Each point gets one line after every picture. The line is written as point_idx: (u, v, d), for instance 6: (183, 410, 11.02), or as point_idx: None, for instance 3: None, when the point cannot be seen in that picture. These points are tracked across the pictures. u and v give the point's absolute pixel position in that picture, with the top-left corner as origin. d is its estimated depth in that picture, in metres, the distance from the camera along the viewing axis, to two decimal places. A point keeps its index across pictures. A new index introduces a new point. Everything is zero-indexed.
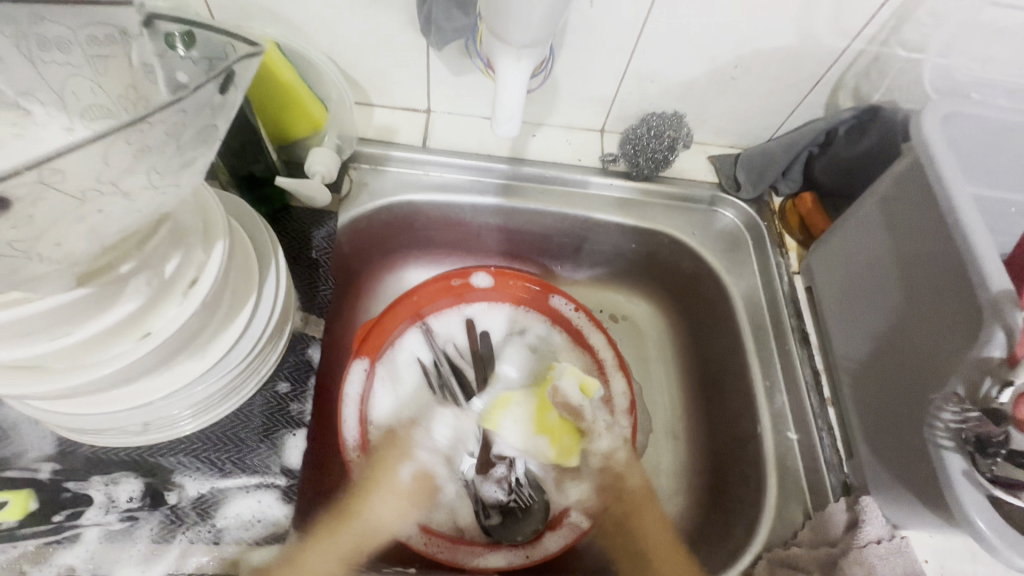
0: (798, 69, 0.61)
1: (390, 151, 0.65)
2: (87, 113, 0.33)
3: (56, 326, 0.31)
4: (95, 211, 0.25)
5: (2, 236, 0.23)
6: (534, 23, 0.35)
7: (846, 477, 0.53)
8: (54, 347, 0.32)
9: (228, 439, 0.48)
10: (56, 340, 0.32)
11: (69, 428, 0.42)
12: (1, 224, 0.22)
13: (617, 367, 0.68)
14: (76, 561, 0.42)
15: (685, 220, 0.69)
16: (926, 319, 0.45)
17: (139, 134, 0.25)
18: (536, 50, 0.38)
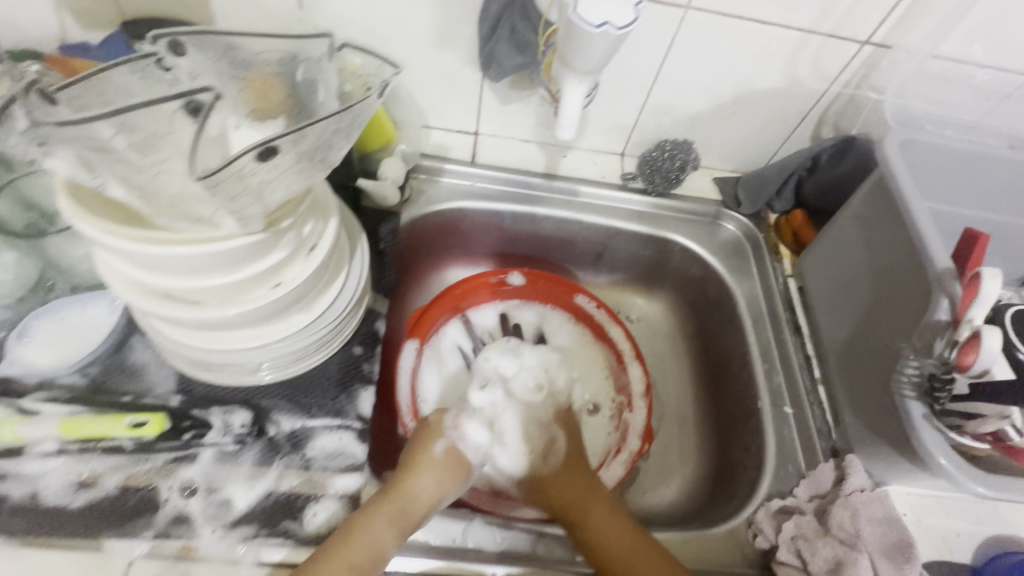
0: (788, 106, 0.74)
1: (445, 165, 0.77)
2: (256, 113, 0.45)
3: (230, 264, 0.42)
4: (299, 167, 0.36)
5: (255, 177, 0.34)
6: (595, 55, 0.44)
7: (834, 443, 0.62)
8: (224, 280, 0.43)
9: (315, 387, 0.57)
10: (225, 276, 0.43)
11: (200, 363, 0.52)
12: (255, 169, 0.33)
13: (634, 357, 0.78)
14: (195, 475, 0.50)
15: (695, 231, 0.81)
16: (897, 302, 0.55)
17: (338, 119, 0.36)
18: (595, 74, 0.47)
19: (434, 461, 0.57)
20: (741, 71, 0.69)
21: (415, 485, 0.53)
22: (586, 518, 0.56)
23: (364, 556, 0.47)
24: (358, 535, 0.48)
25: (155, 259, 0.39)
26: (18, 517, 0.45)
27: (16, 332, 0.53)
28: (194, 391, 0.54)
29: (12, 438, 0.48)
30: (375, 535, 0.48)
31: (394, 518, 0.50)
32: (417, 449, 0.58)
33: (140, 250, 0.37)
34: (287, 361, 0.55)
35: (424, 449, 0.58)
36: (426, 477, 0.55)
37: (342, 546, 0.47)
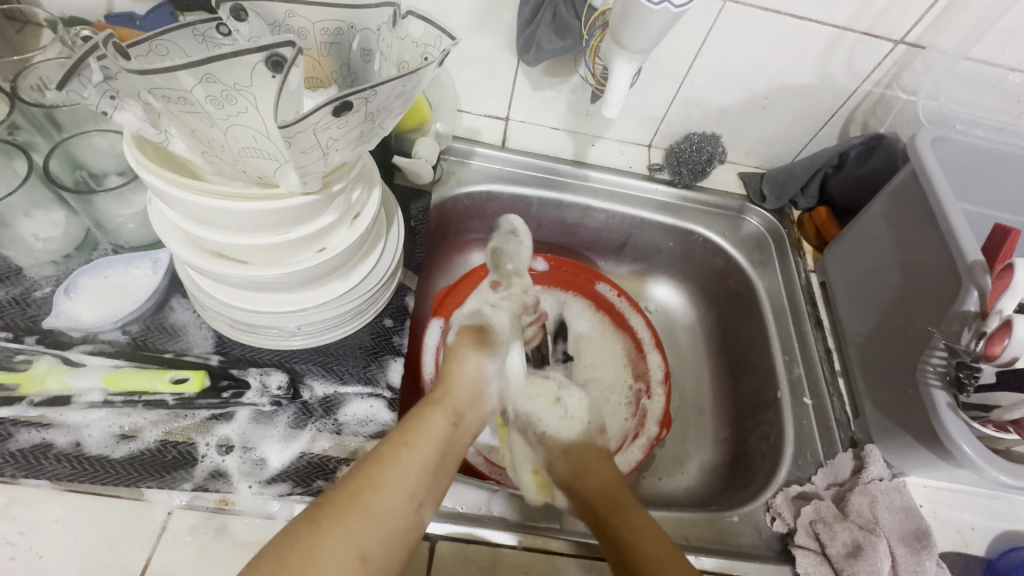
0: (818, 102, 0.75)
1: (476, 148, 0.79)
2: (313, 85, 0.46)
3: (281, 223, 0.43)
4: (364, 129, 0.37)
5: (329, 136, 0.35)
6: (648, 36, 0.46)
7: (853, 434, 0.63)
8: (276, 240, 0.44)
9: (349, 356, 0.59)
10: (277, 236, 0.44)
11: (242, 325, 0.53)
12: (333, 132, 0.35)
13: (654, 346, 0.79)
14: (232, 433, 0.51)
15: (718, 223, 0.82)
16: (919, 296, 0.56)
17: (402, 84, 0.37)
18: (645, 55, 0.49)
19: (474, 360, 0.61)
20: (774, 65, 0.70)
21: (460, 377, 0.58)
22: (621, 515, 0.52)
23: (428, 446, 0.49)
24: (418, 431, 0.50)
25: (216, 212, 0.40)
26: (61, 464, 0.47)
27: (62, 287, 0.55)
28: (231, 352, 0.56)
29: (58, 387, 0.49)
30: (432, 431, 0.51)
31: (445, 415, 0.53)
32: (456, 350, 0.62)
33: (203, 201, 0.39)
34: (322, 328, 0.56)
35: (462, 349, 0.62)
36: (466, 370, 0.59)
37: (405, 438, 0.48)
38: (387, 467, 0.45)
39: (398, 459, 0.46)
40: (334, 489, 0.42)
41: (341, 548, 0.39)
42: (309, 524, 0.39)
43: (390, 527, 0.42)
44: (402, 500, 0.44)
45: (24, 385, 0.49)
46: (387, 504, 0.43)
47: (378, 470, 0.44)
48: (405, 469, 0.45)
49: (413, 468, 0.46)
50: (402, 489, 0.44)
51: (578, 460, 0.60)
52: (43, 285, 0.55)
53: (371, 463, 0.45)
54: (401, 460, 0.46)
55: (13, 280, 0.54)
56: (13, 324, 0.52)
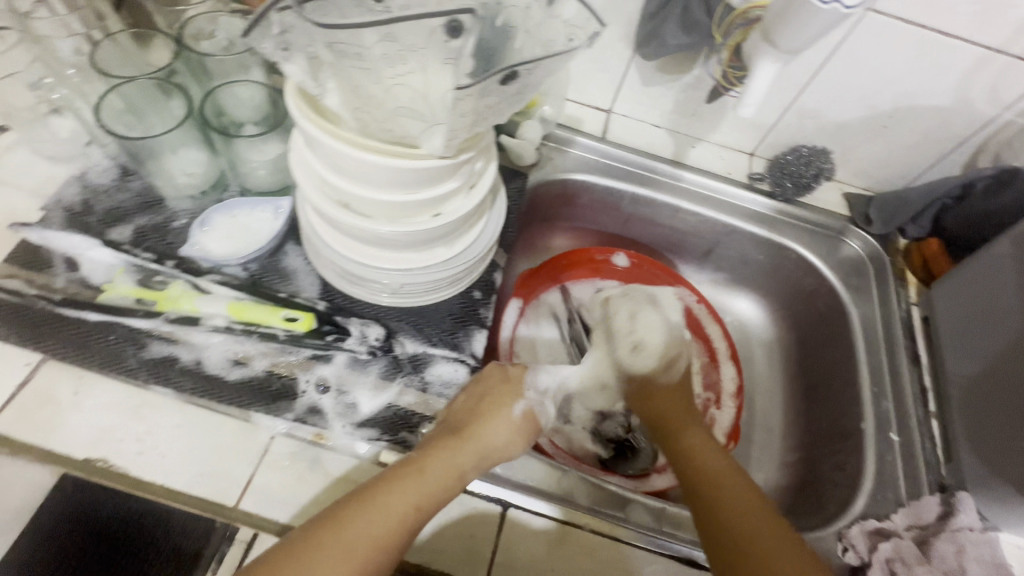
0: (947, 128, 0.70)
1: (577, 136, 0.79)
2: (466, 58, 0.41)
3: (410, 184, 0.45)
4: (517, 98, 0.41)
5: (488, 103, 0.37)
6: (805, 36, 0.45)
7: (942, 478, 0.60)
8: (402, 201, 0.47)
9: (439, 320, 0.61)
10: (404, 198, 0.47)
11: (350, 276, 0.57)
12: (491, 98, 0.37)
13: (729, 357, 0.79)
14: (329, 375, 0.55)
15: (816, 242, 0.79)
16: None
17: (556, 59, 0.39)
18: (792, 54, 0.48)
19: (506, 421, 0.51)
20: (906, 84, 0.67)
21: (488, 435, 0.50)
22: (683, 434, 0.56)
23: (424, 505, 0.43)
24: (413, 480, 0.44)
25: (356, 166, 0.43)
26: (183, 377, 0.52)
27: (198, 220, 0.60)
28: (336, 301, 0.59)
29: (189, 309, 0.55)
30: (434, 477, 0.45)
31: (459, 462, 0.47)
32: (495, 408, 0.52)
33: (347, 150, 0.41)
34: (421, 291, 0.59)
35: (503, 400, 0.53)
36: (502, 423, 0.51)
37: (397, 490, 0.43)
38: (371, 515, 0.41)
39: (384, 509, 0.42)
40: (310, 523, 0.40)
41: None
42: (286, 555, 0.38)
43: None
44: (381, 551, 0.40)
45: (161, 302, 0.54)
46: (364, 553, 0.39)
47: (358, 514, 0.41)
48: (389, 522, 0.41)
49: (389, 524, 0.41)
50: (383, 541, 0.40)
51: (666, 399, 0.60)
52: (180, 216, 0.60)
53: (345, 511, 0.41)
54: (386, 507, 0.42)
55: (156, 209, 0.60)
56: (154, 247, 0.58)
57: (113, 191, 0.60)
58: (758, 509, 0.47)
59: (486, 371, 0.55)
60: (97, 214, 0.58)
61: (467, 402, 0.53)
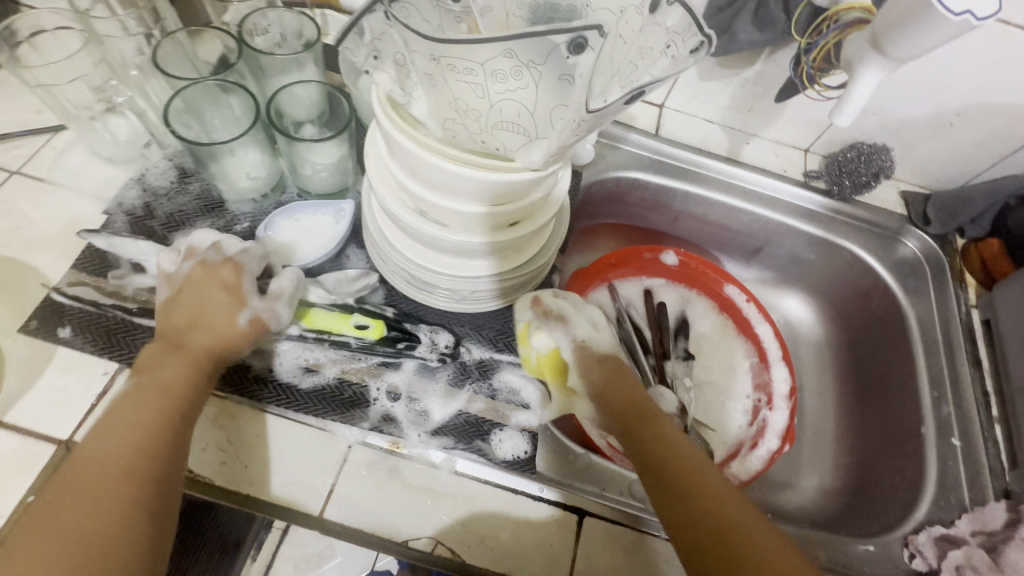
0: (1016, 126, 0.69)
1: (630, 133, 0.77)
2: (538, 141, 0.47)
3: (498, 195, 0.44)
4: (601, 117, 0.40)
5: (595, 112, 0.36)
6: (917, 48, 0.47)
7: (1007, 484, 0.60)
8: (482, 213, 0.46)
9: (503, 325, 0.61)
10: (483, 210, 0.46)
11: (417, 282, 0.56)
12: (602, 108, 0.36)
13: (781, 358, 0.78)
14: (401, 383, 0.55)
15: (872, 242, 0.77)
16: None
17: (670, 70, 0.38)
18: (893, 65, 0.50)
19: (224, 322, 0.49)
20: (980, 81, 0.65)
21: (195, 338, 0.48)
22: (653, 423, 0.51)
23: (138, 410, 0.43)
24: (136, 396, 0.44)
25: (449, 180, 0.42)
26: (259, 386, 0.52)
27: (261, 227, 0.59)
28: (401, 306, 0.59)
29: None
30: (155, 381, 0.45)
31: (187, 363, 0.46)
32: (179, 305, 0.49)
33: (445, 165, 0.40)
34: (488, 297, 0.58)
35: (213, 300, 0.50)
36: (217, 318, 0.49)
37: (118, 411, 0.43)
38: (103, 436, 0.41)
39: (121, 424, 0.42)
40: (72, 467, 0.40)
41: (70, 525, 0.36)
42: (60, 494, 0.38)
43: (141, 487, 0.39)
44: (143, 458, 0.40)
45: None
46: (122, 471, 0.39)
47: (93, 446, 0.40)
48: (131, 436, 0.41)
49: (133, 431, 0.41)
50: (126, 457, 0.40)
51: (612, 380, 0.55)
52: (242, 220, 0.60)
53: (97, 431, 0.41)
54: (123, 421, 0.42)
55: (218, 212, 0.59)
56: None
57: (174, 194, 0.59)
58: (724, 489, 0.46)
59: (182, 275, 0.51)
60: (160, 218, 0.58)
61: (174, 314, 0.49)
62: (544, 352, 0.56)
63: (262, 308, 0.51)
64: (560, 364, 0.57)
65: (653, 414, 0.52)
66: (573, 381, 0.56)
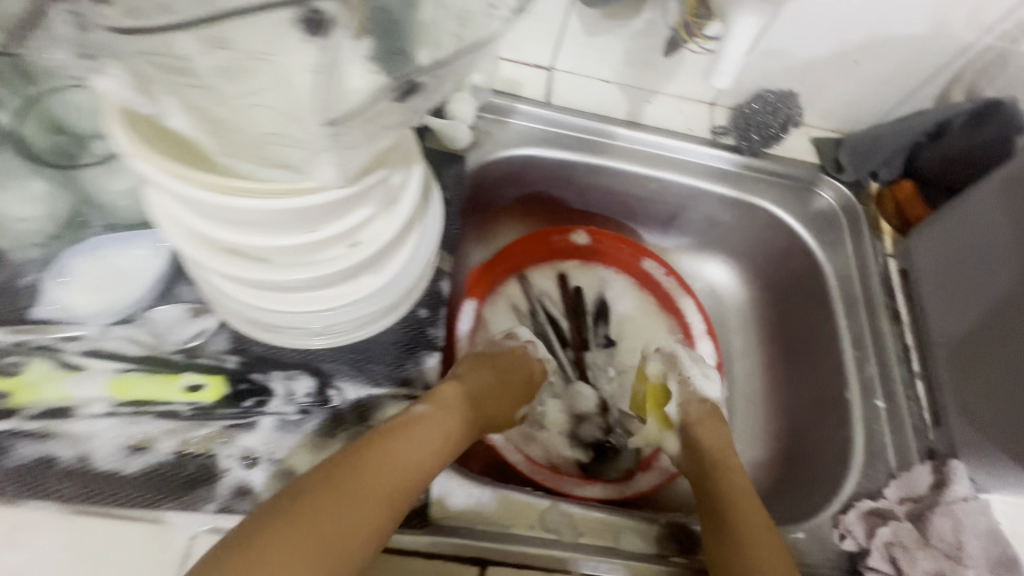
0: (922, 58, 0.64)
1: (517, 104, 0.68)
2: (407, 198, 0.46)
3: (313, 217, 0.35)
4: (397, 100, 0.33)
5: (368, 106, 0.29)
6: None
7: (931, 444, 0.57)
8: (300, 242, 0.37)
9: (382, 353, 0.53)
10: (300, 237, 0.37)
11: (259, 323, 0.46)
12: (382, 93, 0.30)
13: (706, 333, 0.74)
14: (256, 445, 0.46)
15: (786, 198, 0.72)
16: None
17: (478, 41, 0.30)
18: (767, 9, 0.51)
19: (450, 434, 0.50)
20: (881, 11, 0.59)
21: (419, 438, 0.47)
22: (726, 475, 0.55)
23: (355, 518, 0.40)
24: (416, 441, 0.46)
25: (246, 215, 0.33)
26: (66, 481, 0.42)
27: (52, 271, 0.48)
28: (249, 351, 0.49)
29: (57, 398, 0.44)
30: (428, 432, 0.48)
31: (448, 435, 0.49)
32: (423, 419, 0.48)
33: (236, 202, 0.32)
34: (355, 326, 0.49)
35: (445, 419, 0.50)
36: (439, 428, 0.49)
37: (388, 446, 0.45)
38: (381, 463, 0.44)
39: (392, 464, 0.44)
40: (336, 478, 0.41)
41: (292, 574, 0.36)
42: (321, 496, 0.40)
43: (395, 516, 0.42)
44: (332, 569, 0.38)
45: (17, 394, 0.43)
46: (394, 498, 0.43)
47: (282, 555, 0.37)
48: (331, 541, 0.38)
49: (322, 541, 0.38)
50: (394, 498, 0.43)
51: (705, 415, 0.61)
52: (28, 271, 0.47)
53: (280, 531, 0.38)
54: (325, 523, 0.39)
55: None
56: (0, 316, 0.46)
57: None
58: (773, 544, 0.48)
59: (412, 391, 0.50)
60: None
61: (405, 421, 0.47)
62: (652, 380, 0.65)
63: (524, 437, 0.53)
64: (663, 396, 0.65)
65: (726, 470, 0.55)
66: (669, 410, 0.62)
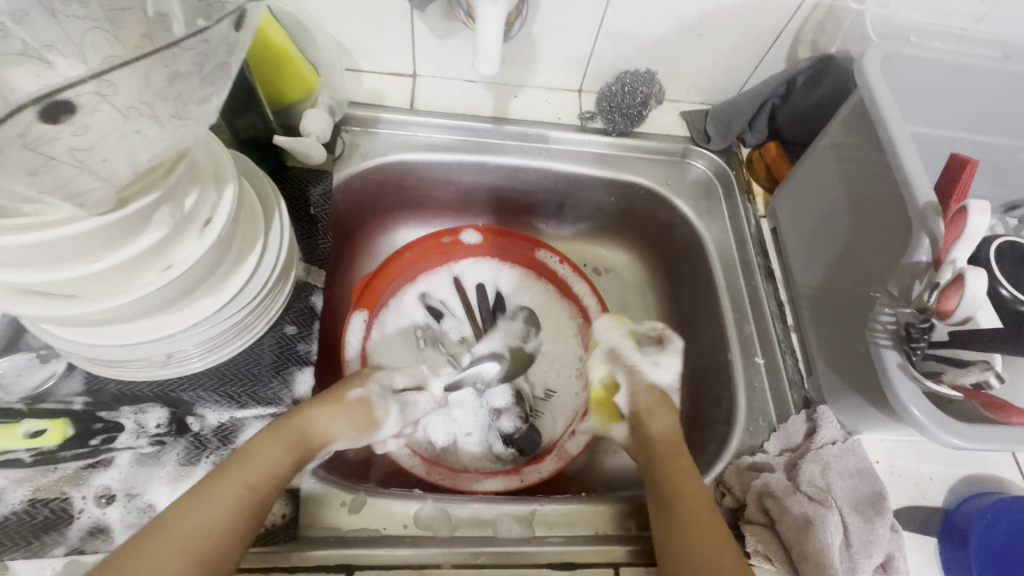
0: (759, 23, 0.65)
1: (381, 114, 0.69)
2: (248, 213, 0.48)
3: (103, 245, 0.34)
4: (134, 131, 0.31)
5: (67, 143, 0.28)
6: None
7: (807, 393, 0.59)
8: (79, 274, 0.35)
9: (246, 375, 0.52)
10: (80, 269, 0.35)
11: (103, 361, 0.45)
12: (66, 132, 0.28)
13: (601, 312, 0.74)
14: (112, 482, 0.46)
15: (662, 173, 0.74)
16: (876, 226, 0.50)
17: (172, 58, 0.31)
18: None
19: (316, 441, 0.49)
20: None
21: (276, 450, 0.46)
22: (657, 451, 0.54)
23: (196, 543, 0.38)
24: (223, 476, 0.43)
25: (23, 251, 0.31)
26: None
27: None
28: (103, 390, 0.49)
29: None
30: (230, 471, 0.43)
31: (240, 496, 0.42)
32: (288, 429, 0.48)
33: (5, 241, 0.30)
34: (210, 347, 0.49)
35: (313, 422, 0.50)
36: (293, 444, 0.47)
37: (163, 526, 0.39)
38: (193, 509, 0.40)
39: (261, 459, 0.45)
40: (129, 550, 0.37)
41: None
42: (153, 531, 0.38)
43: (239, 547, 0.40)
44: None
45: None
46: (193, 563, 0.38)
47: None
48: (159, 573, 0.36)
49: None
50: (232, 522, 0.40)
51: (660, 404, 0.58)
52: None
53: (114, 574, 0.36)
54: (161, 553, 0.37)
55: None
56: None
57: None
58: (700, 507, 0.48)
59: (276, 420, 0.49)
60: None
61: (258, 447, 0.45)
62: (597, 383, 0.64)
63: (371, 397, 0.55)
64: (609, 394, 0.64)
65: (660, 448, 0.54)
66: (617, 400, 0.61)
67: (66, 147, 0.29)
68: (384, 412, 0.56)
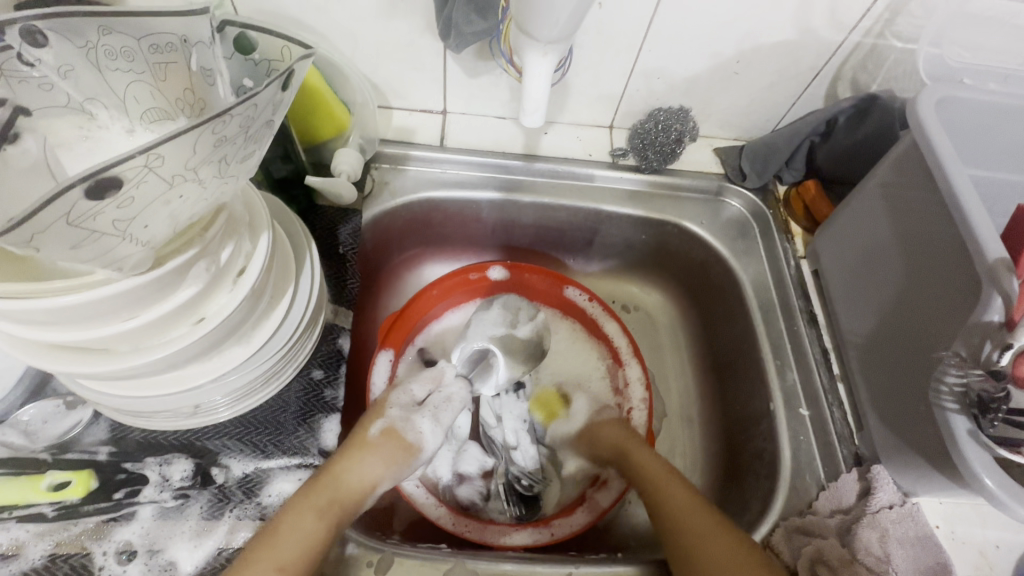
0: (798, 61, 0.64)
1: (411, 151, 0.68)
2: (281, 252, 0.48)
3: (137, 302, 0.33)
4: (178, 194, 0.29)
5: (111, 215, 0.27)
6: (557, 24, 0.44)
7: (857, 449, 0.55)
8: (110, 333, 0.34)
9: (271, 424, 0.51)
10: (112, 327, 0.34)
11: (135, 413, 0.44)
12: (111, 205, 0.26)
13: (632, 354, 0.70)
14: (133, 537, 0.44)
15: (696, 211, 0.72)
16: (934, 275, 0.47)
17: (222, 125, 0.29)
18: (560, 47, 0.47)
19: (351, 499, 0.47)
20: (744, 24, 0.59)
21: (308, 521, 0.43)
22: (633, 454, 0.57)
23: None
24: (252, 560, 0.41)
25: (58, 313, 0.30)
26: None
27: None
28: (128, 439, 0.48)
29: None
30: (263, 553, 0.41)
31: None
32: (320, 495, 0.45)
33: (43, 304, 0.29)
34: (239, 395, 0.47)
35: (346, 480, 0.47)
36: (326, 511, 0.45)
37: None
38: None
39: (292, 535, 0.42)
40: None
41: None
42: None
43: None
44: None
45: None
46: None
47: None
48: None
49: None
50: None
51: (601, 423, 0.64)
52: None
53: None
54: None
55: None
56: None
57: None
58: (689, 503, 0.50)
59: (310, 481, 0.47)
60: None
61: (292, 517, 0.43)
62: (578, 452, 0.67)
63: (396, 420, 0.53)
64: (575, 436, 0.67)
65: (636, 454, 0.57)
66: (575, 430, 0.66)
67: (110, 219, 0.27)
68: (415, 432, 0.53)
